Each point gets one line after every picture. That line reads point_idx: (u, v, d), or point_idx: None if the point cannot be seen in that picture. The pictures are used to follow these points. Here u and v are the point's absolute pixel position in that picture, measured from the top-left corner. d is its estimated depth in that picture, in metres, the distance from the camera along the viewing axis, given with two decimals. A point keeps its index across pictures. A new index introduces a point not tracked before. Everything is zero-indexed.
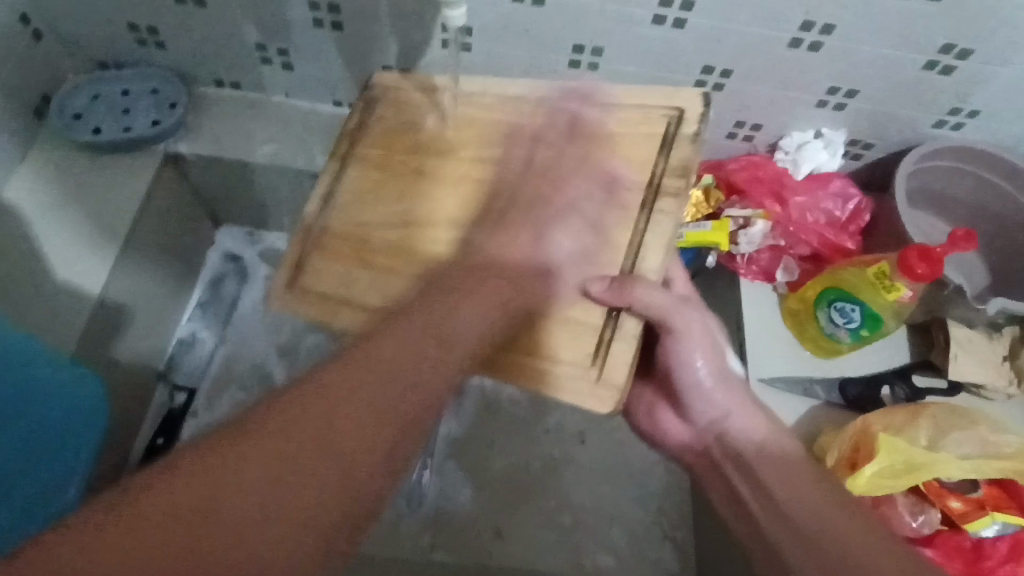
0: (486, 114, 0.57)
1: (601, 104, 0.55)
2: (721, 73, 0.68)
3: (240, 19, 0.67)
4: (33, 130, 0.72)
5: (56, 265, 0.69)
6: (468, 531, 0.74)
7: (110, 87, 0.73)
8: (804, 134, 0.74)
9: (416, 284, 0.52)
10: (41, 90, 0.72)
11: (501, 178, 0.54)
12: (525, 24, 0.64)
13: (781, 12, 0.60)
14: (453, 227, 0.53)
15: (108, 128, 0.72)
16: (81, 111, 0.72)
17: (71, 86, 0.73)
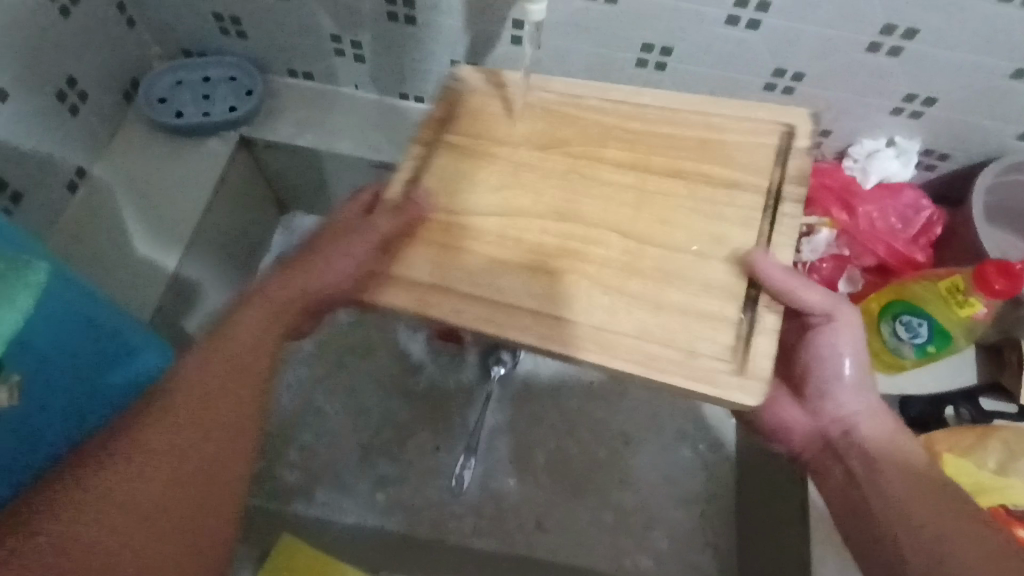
0: (592, 114, 0.61)
1: (721, 111, 0.60)
2: (793, 76, 0.67)
3: (319, 11, 0.70)
4: (122, 112, 0.76)
5: (137, 239, 0.71)
6: (510, 520, 0.74)
7: (193, 74, 0.77)
8: (876, 142, 0.72)
9: (531, 271, 0.53)
10: (131, 75, 0.76)
11: (613, 176, 0.58)
12: (595, 23, 0.65)
13: (861, 14, 0.59)
14: (566, 219, 0.56)
15: (190, 113, 0.76)
16: (166, 96, 0.77)
17: (158, 70, 0.77)
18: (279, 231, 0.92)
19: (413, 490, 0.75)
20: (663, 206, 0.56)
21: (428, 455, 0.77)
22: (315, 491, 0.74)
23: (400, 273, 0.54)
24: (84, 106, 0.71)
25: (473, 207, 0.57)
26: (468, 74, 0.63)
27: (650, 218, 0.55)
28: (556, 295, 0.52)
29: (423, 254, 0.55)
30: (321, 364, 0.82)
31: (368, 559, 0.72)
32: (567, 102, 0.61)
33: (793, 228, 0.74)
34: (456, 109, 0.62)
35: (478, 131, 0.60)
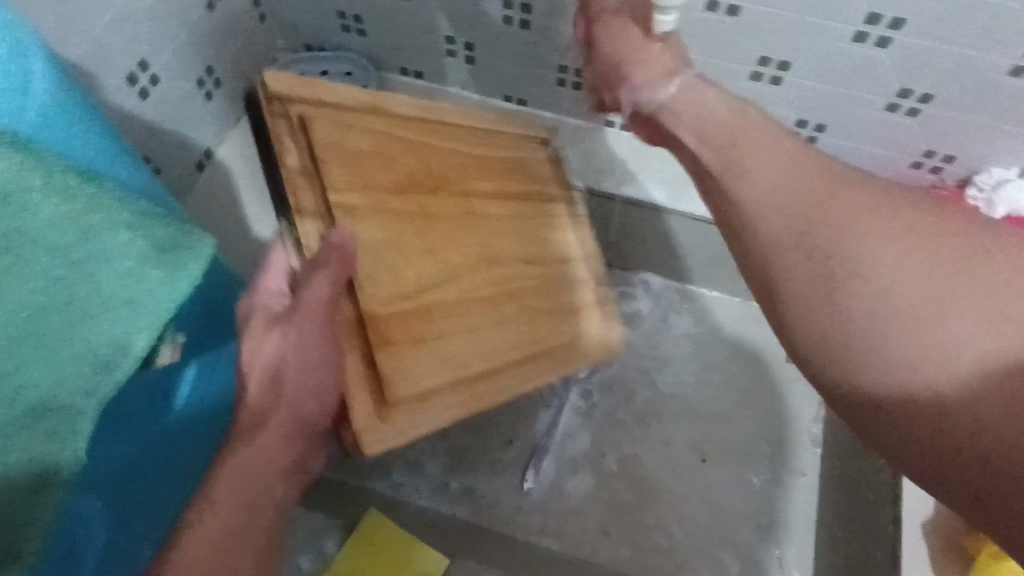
0: (358, 138, 0.58)
1: (449, 145, 0.64)
2: (920, 96, 0.63)
3: (438, 13, 0.73)
4: (247, 98, 0.81)
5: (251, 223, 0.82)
6: (578, 523, 0.75)
7: (312, 66, 0.81)
8: (1007, 172, 0.67)
9: (445, 357, 0.61)
10: (258, 65, 0.81)
11: (421, 251, 0.60)
12: (712, 35, 0.64)
13: (1008, 37, 0.56)
14: (416, 310, 0.59)
15: None
16: None
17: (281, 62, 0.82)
18: None
19: (482, 481, 0.77)
20: (471, 279, 0.63)
21: (501, 449, 0.78)
22: (391, 471, 0.77)
23: (399, 393, 0.57)
24: (217, 92, 0.76)
25: (408, 276, 0.58)
26: (266, 101, 0.55)
27: (483, 289, 0.64)
28: (536, 332, 0.68)
29: (418, 361, 0.59)
30: None
31: (440, 544, 0.74)
32: (308, 102, 0.56)
33: None
34: (299, 129, 0.55)
35: (352, 175, 0.56)
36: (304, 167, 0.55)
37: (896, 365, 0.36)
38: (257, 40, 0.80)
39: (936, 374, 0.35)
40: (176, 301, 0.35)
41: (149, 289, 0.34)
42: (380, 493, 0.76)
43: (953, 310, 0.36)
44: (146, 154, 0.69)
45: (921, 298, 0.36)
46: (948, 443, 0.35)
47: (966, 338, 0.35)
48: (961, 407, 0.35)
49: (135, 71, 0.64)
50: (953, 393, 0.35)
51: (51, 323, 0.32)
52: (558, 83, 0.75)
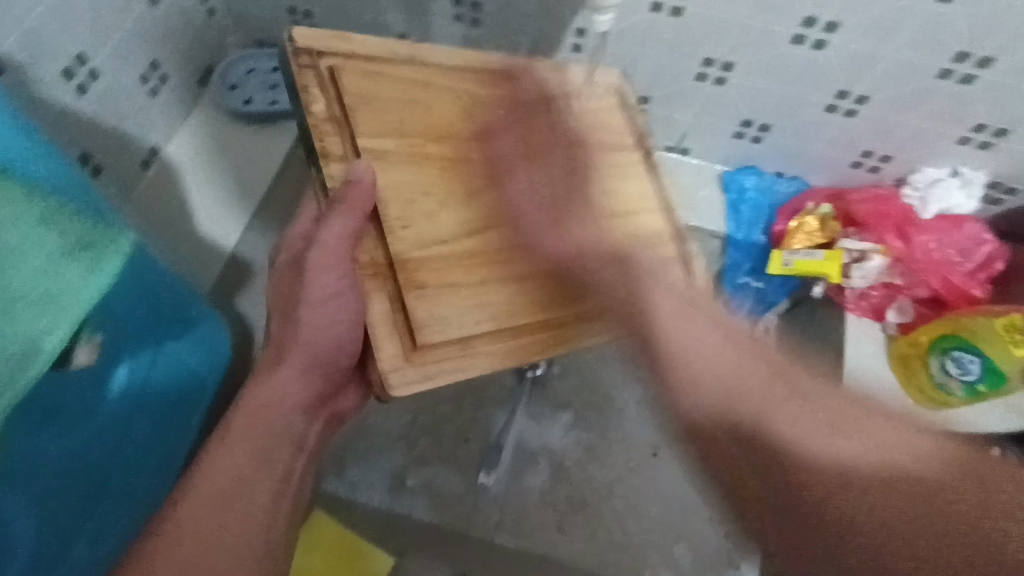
0: (386, 96, 0.57)
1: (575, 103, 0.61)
2: (857, 98, 0.66)
3: (389, 9, 0.72)
4: (196, 94, 0.80)
5: (196, 212, 0.76)
6: (533, 519, 0.75)
7: (263, 63, 0.81)
8: (939, 171, 0.70)
9: (497, 294, 0.55)
10: (207, 60, 0.80)
11: (433, 148, 0.57)
12: (659, 34, 0.65)
13: (934, 41, 0.58)
14: (440, 239, 0.55)
15: (258, 101, 0.80)
16: (237, 83, 0.80)
17: (235, 58, 0.81)
18: None
19: (437, 478, 0.77)
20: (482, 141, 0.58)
21: (456, 447, 0.78)
22: (345, 470, 0.76)
23: (432, 337, 0.52)
24: (164, 87, 0.75)
25: (443, 220, 0.55)
26: (293, 52, 0.56)
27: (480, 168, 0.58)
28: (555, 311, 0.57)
29: (449, 303, 0.54)
30: None
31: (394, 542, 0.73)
32: (338, 53, 0.57)
33: (842, 252, 0.72)
34: (328, 81, 0.55)
35: (381, 121, 0.56)
36: (335, 115, 0.55)
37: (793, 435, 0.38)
38: (206, 35, 0.79)
39: (860, 472, 0.36)
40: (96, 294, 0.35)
41: (63, 283, 0.34)
42: (333, 492, 0.75)
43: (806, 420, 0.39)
44: (86, 151, 0.67)
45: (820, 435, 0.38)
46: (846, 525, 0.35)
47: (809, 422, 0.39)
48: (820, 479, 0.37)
49: (73, 65, 0.62)
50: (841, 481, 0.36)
51: None
52: None
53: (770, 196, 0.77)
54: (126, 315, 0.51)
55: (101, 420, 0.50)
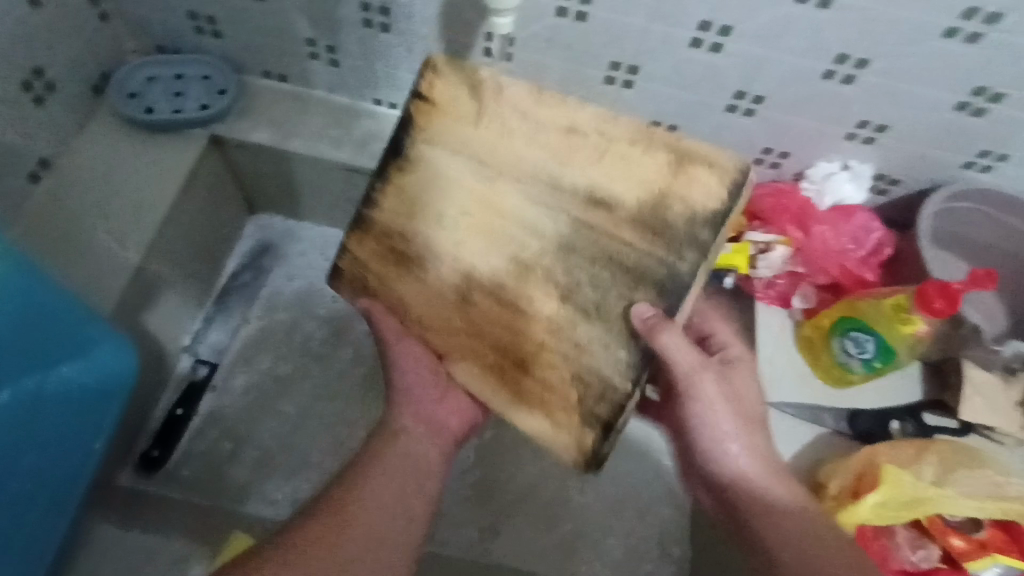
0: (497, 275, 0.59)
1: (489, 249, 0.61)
2: (754, 98, 0.69)
3: (295, 14, 0.71)
4: (90, 105, 0.76)
5: (94, 230, 0.71)
6: (465, 524, 0.75)
7: (167, 70, 0.77)
8: (832, 166, 0.75)
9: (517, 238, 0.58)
10: (101, 69, 0.76)
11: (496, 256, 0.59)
12: (565, 39, 0.67)
13: (816, 43, 0.62)
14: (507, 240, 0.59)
15: (161, 109, 0.76)
16: (138, 91, 0.77)
17: (132, 65, 0.77)
18: (248, 229, 0.89)
19: None
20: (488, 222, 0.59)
21: None
22: (267, 488, 0.74)
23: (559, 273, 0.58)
24: (52, 96, 0.70)
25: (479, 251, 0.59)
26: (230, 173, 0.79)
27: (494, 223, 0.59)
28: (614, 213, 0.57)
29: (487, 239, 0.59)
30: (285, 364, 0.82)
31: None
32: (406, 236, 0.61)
33: (749, 244, 0.77)
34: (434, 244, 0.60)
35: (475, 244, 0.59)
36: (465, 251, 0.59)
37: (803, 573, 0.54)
38: (99, 43, 0.75)
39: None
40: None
41: None
42: (255, 514, 0.73)
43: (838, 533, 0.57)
44: None
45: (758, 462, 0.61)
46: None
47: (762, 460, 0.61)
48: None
49: None
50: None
51: None
52: None
53: None
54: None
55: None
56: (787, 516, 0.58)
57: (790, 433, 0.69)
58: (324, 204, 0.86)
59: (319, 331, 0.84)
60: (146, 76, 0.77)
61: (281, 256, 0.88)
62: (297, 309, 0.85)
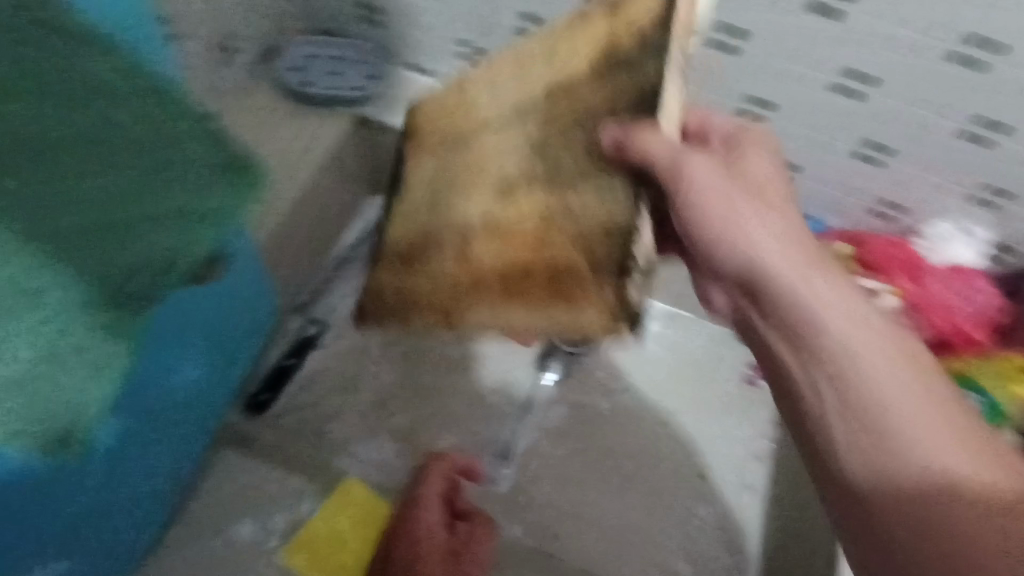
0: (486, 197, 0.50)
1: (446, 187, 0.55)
2: (883, 149, 0.72)
3: (457, 17, 0.77)
4: (255, 73, 0.83)
5: None
6: (538, 513, 0.79)
7: (328, 51, 0.85)
8: (948, 227, 0.77)
9: (491, 185, 0.50)
10: (270, 41, 0.83)
11: (475, 205, 0.51)
12: (707, 69, 0.71)
13: (959, 105, 0.65)
14: (490, 203, 0.50)
15: (318, 84, 0.83)
16: (298, 65, 0.83)
17: (297, 41, 0.84)
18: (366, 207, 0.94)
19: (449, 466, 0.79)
20: (509, 195, 0.49)
21: (470, 438, 0.81)
22: (355, 447, 0.78)
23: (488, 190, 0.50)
24: (229, 60, 0.77)
25: (471, 207, 0.51)
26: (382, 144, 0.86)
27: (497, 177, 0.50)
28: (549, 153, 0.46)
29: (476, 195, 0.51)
30: (385, 336, 0.86)
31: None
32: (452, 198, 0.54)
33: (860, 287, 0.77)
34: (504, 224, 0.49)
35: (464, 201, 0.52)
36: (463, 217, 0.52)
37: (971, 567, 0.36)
38: (273, 19, 0.82)
39: (896, 486, 0.40)
40: (125, 234, 0.38)
41: (166, 208, 0.39)
42: (344, 470, 0.76)
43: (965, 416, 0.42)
44: None
45: (896, 368, 0.42)
46: None
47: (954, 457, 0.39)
48: (941, 522, 0.38)
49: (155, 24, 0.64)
50: (907, 505, 0.40)
51: (95, 239, 0.37)
52: None
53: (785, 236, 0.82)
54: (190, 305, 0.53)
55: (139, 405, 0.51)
56: (900, 413, 0.41)
57: None
58: None
59: None
60: (308, 52, 0.84)
61: None
62: None
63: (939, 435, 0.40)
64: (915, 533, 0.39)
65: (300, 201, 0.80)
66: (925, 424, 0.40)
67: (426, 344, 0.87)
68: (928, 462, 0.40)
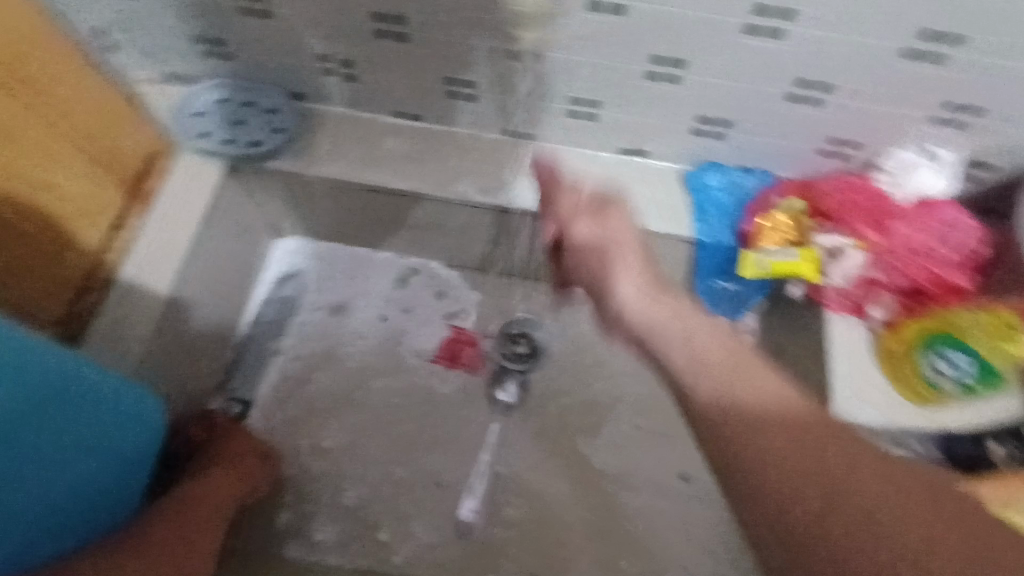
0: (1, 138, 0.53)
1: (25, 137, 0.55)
2: (821, 87, 0.61)
3: (306, 31, 0.66)
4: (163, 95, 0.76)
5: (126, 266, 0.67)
6: (513, 558, 0.72)
7: (238, 96, 0.74)
8: (912, 155, 0.66)
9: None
10: (166, 71, 0.75)
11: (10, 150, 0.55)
12: (600, 35, 0.60)
13: (896, 22, 0.54)
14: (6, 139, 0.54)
15: (214, 134, 0.72)
16: (204, 109, 0.74)
17: (209, 85, 0.74)
18: (273, 256, 0.85)
19: (408, 528, 0.73)
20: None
21: (429, 492, 0.75)
22: (312, 526, 0.73)
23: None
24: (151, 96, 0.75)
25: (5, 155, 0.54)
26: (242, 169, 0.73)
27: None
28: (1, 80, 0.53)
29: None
30: (323, 394, 0.79)
31: None
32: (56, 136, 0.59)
33: (817, 248, 0.67)
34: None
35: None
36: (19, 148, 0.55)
37: (835, 490, 0.38)
38: (128, 72, 0.74)
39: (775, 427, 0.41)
40: None
41: None
42: (298, 558, 0.71)
43: (787, 405, 0.43)
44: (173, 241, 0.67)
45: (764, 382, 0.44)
46: (887, 523, 0.36)
47: (726, 366, 0.46)
48: (810, 494, 0.39)
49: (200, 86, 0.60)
50: (773, 439, 0.41)
51: None
52: (447, 95, 0.71)
53: (737, 193, 0.73)
54: (24, 380, 0.48)
55: (38, 464, 0.52)
56: (767, 390, 0.44)
57: None
58: (352, 225, 0.82)
59: (356, 357, 0.81)
60: (219, 100, 0.74)
61: (313, 278, 0.85)
62: (329, 337, 0.82)
63: (761, 405, 0.43)
64: (831, 514, 0.38)
65: (189, 276, 0.70)
66: (742, 376, 0.45)
67: (366, 394, 0.80)
68: (775, 404, 0.43)
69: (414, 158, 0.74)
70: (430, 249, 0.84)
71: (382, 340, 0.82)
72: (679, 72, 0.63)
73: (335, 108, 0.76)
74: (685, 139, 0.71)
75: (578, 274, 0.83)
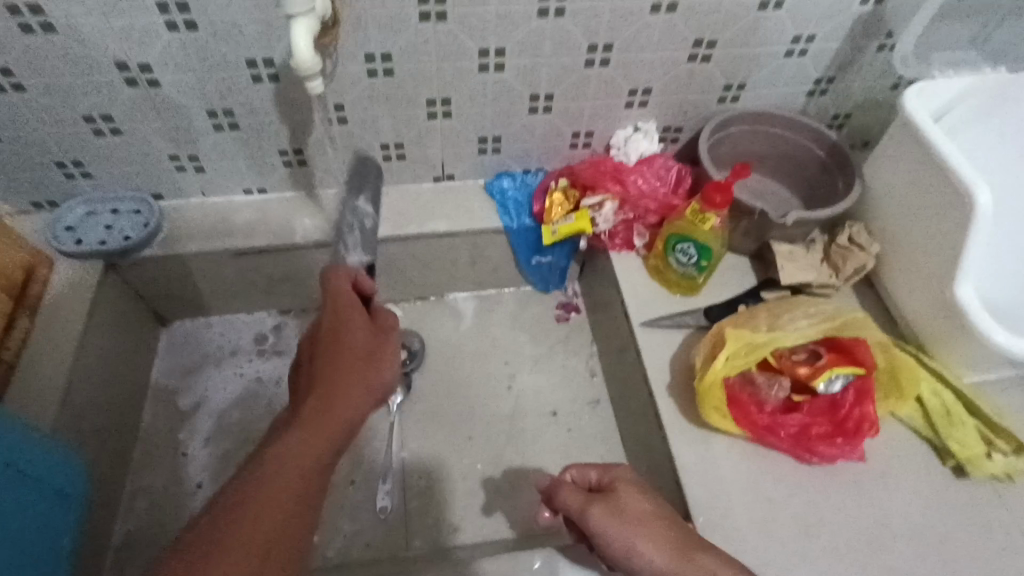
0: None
1: None
2: (546, 97, 0.88)
3: (154, 138, 0.83)
4: (34, 222, 0.88)
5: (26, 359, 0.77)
6: (430, 518, 0.85)
7: (104, 206, 0.88)
8: (627, 131, 0.94)
9: None
10: (33, 200, 0.87)
11: None
12: (382, 92, 0.83)
13: (569, 43, 0.81)
14: None
15: (89, 239, 0.85)
16: (74, 223, 0.86)
17: (75, 203, 0.87)
18: (163, 340, 0.97)
19: (334, 522, 0.84)
20: None
21: (346, 489, 0.86)
22: None
23: None
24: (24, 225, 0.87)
25: None
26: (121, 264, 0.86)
27: None
28: None
29: None
30: (233, 439, 0.89)
31: None
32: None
33: (585, 208, 0.92)
34: None
35: None
36: None
37: None
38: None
39: None
40: None
41: None
42: None
43: None
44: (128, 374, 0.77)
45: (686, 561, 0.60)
46: None
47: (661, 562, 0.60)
48: None
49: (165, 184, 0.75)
50: None
51: None
52: (284, 165, 0.90)
53: (524, 188, 0.97)
54: None
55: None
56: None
57: (666, 341, 0.84)
58: (229, 291, 0.96)
59: (256, 401, 0.92)
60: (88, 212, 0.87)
61: (203, 349, 0.97)
62: (229, 391, 0.93)
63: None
64: None
65: (85, 359, 0.80)
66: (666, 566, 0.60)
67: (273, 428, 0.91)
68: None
69: (268, 221, 0.91)
70: (302, 296, 0.99)
71: (277, 381, 0.94)
72: (448, 107, 0.86)
73: (191, 198, 0.92)
74: (474, 157, 0.94)
75: (430, 284, 1.02)
